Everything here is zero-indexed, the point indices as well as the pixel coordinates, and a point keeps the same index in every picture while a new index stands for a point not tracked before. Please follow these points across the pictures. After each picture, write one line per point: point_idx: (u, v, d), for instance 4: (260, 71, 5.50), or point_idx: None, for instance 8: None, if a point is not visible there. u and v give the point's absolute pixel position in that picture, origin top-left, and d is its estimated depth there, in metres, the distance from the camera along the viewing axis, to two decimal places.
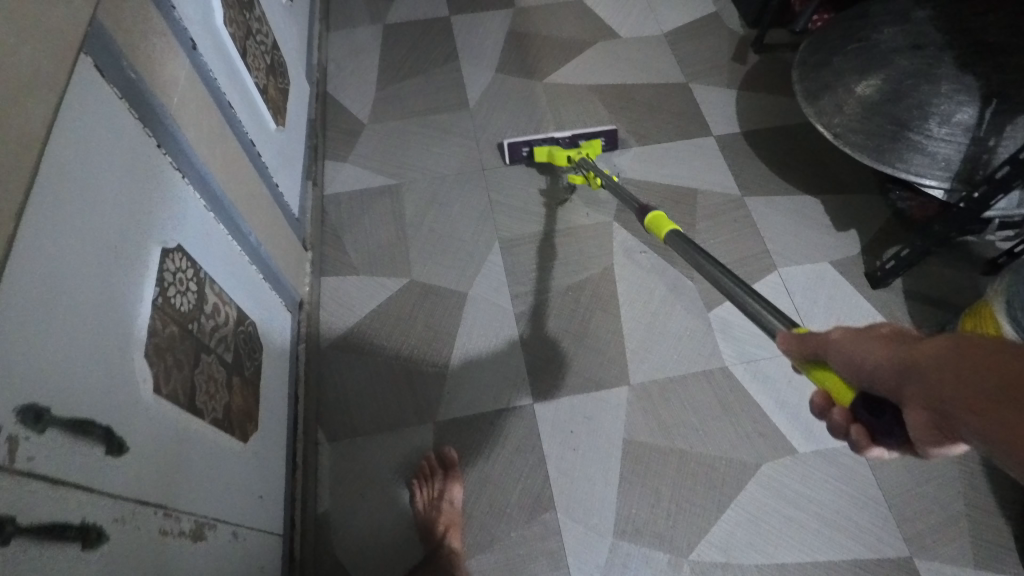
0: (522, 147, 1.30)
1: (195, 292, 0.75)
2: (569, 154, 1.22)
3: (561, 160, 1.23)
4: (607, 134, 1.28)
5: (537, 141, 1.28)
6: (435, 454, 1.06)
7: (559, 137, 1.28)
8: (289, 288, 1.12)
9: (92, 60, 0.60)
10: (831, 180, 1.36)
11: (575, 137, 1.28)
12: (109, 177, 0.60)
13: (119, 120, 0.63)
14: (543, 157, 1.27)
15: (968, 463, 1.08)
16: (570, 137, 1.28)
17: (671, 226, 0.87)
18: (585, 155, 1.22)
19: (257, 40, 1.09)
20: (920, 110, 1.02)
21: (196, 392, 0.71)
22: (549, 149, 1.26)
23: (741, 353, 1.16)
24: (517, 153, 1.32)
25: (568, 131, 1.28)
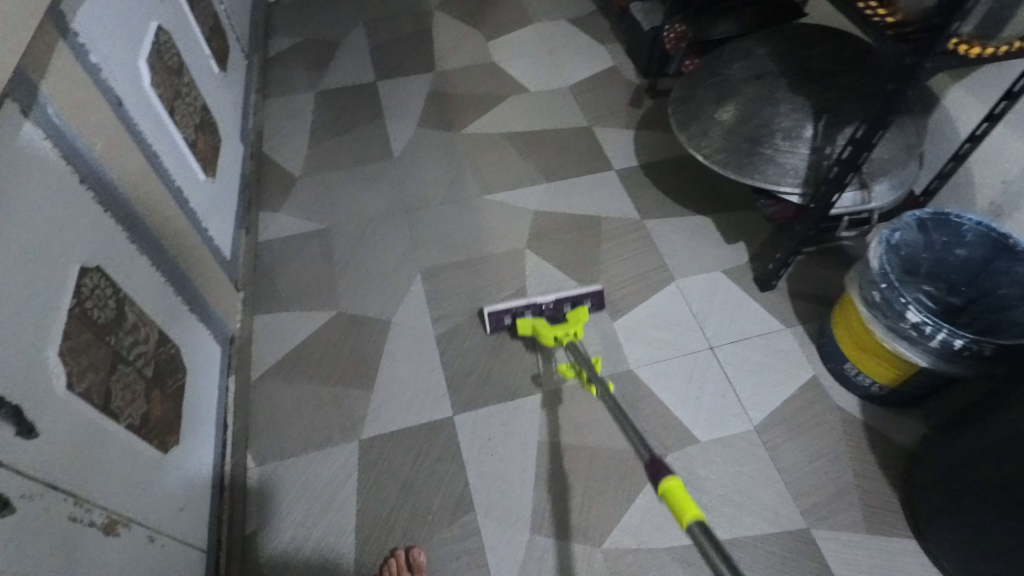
0: (504, 316, 1.21)
1: (114, 309, 0.83)
2: (557, 333, 1.13)
3: (547, 338, 1.14)
4: (594, 297, 1.20)
5: (520, 310, 1.20)
6: (406, 551, 1.01)
7: (543, 303, 1.20)
8: (221, 323, 1.20)
9: (17, 104, 0.70)
10: (719, 202, 1.52)
11: (559, 303, 1.20)
12: (32, 199, 0.69)
13: (43, 155, 0.73)
14: (526, 330, 1.16)
15: (854, 438, 1.18)
16: (554, 303, 1.21)
17: (694, 511, 0.67)
18: (573, 333, 1.14)
19: (185, 101, 1.22)
20: (767, 128, 1.20)
21: (111, 397, 0.78)
22: (533, 323, 1.16)
23: (644, 356, 1.27)
24: (500, 323, 1.22)
25: (553, 296, 1.20)
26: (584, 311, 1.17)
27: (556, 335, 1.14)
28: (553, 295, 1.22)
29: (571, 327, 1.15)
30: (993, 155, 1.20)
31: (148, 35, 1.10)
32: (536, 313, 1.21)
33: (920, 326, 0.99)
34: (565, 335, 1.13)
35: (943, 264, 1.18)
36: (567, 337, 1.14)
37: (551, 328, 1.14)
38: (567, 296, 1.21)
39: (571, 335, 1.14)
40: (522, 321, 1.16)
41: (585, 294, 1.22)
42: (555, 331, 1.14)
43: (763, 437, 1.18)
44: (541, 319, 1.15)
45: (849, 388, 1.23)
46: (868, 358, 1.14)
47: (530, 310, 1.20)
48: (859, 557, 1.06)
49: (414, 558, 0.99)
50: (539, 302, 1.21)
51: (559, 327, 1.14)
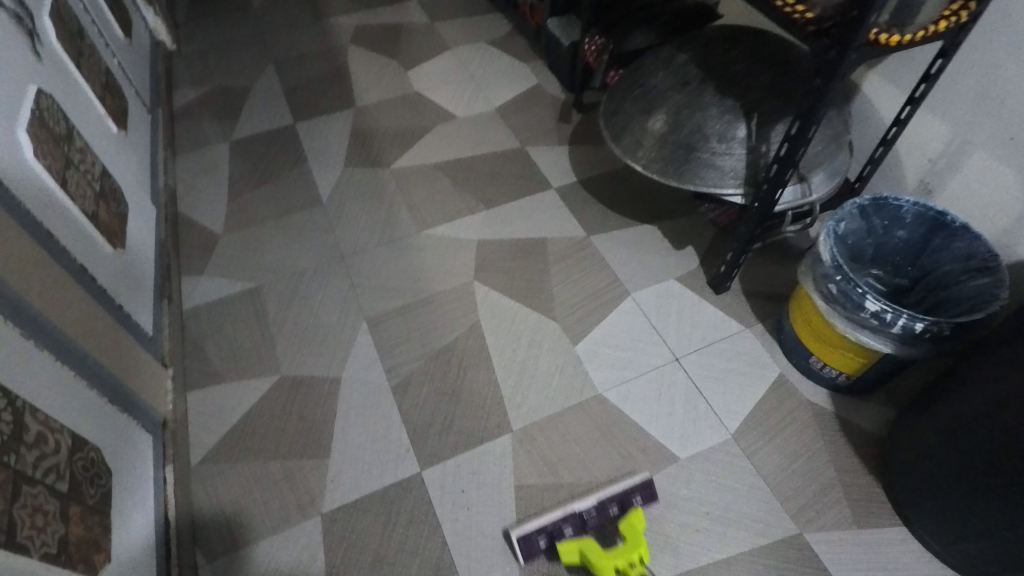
0: (538, 537, 1.00)
1: (11, 422, 0.71)
2: (619, 562, 0.95)
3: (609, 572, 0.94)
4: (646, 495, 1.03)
5: (559, 528, 1.00)
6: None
7: (584, 512, 1.02)
8: (147, 409, 1.08)
9: None
10: (660, 209, 1.51)
11: (604, 506, 1.03)
12: None
13: None
14: (573, 554, 0.98)
15: (828, 432, 1.17)
16: (597, 509, 1.03)
17: None
18: (637, 559, 0.97)
19: (80, 170, 1.10)
20: (700, 133, 1.19)
21: (16, 529, 0.66)
22: (581, 544, 0.98)
23: (610, 378, 1.22)
24: (533, 546, 1.00)
25: (595, 500, 1.02)
26: (639, 518, 1.01)
27: (616, 565, 0.96)
28: (592, 497, 1.04)
29: (635, 551, 0.97)
30: (916, 135, 1.23)
31: (25, 101, 0.98)
32: (578, 528, 1.02)
33: (880, 314, 0.99)
34: (629, 563, 0.96)
35: (885, 248, 1.19)
36: (632, 566, 0.96)
37: (611, 558, 0.95)
38: (612, 495, 1.04)
39: (638, 562, 0.97)
40: (567, 546, 0.97)
41: (632, 490, 1.05)
42: (616, 561, 0.96)
43: (741, 444, 1.15)
44: (591, 542, 0.98)
45: (815, 381, 1.22)
46: (831, 350, 1.14)
47: (570, 525, 1.01)
48: (854, 555, 1.03)
49: None
50: (579, 511, 1.02)
51: (620, 553, 0.96)
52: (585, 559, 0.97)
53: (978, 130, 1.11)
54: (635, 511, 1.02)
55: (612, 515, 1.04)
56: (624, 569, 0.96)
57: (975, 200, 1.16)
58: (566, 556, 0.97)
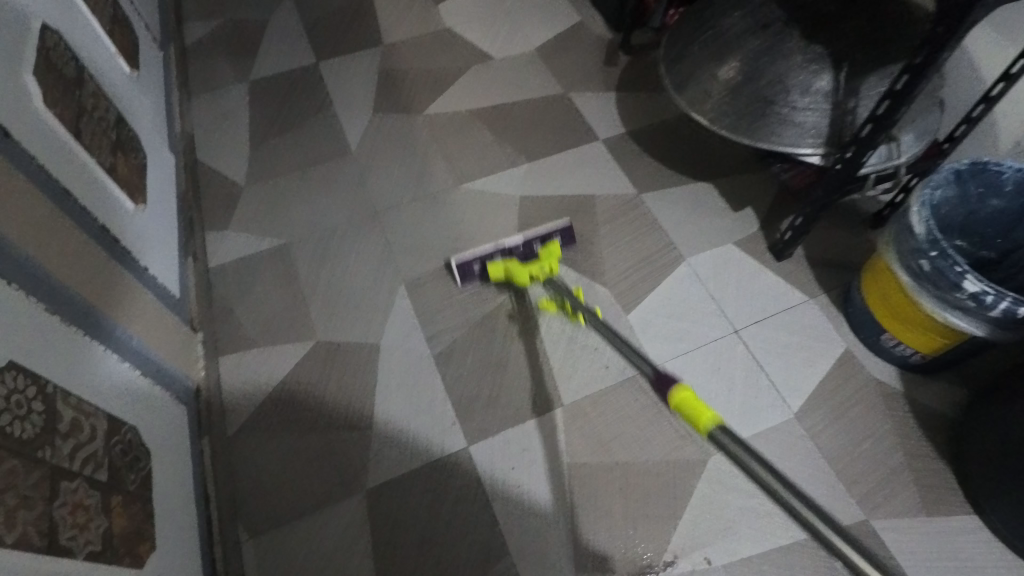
0: (473, 265, 1.16)
1: (43, 412, 0.64)
2: (532, 270, 1.12)
3: (523, 278, 1.12)
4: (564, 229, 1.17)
5: (490, 255, 1.15)
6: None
7: (512, 245, 1.16)
8: (179, 379, 1.02)
9: None
10: (716, 165, 1.39)
11: (529, 243, 1.17)
12: None
13: None
14: (500, 274, 1.14)
15: (897, 413, 1.10)
16: (524, 244, 1.17)
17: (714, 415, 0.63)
18: (547, 270, 1.13)
19: (94, 117, 1.00)
20: (781, 84, 1.06)
21: (58, 530, 0.61)
22: (505, 265, 1.14)
23: (665, 351, 1.15)
24: (469, 272, 1.18)
25: (521, 237, 1.16)
26: (556, 246, 1.16)
27: (531, 274, 1.12)
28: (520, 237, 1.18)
29: (546, 262, 1.14)
30: None
31: (31, 39, 0.87)
32: (506, 256, 1.17)
33: (979, 296, 0.90)
34: (540, 271, 1.13)
35: (974, 218, 1.08)
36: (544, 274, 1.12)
37: (525, 268, 1.12)
38: (535, 234, 1.18)
39: (547, 272, 1.13)
40: (493, 266, 1.14)
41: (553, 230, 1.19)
42: (529, 270, 1.12)
43: (804, 424, 1.09)
44: (514, 262, 1.13)
45: (883, 357, 1.15)
46: (908, 328, 1.06)
47: (500, 254, 1.16)
48: (923, 543, 0.99)
49: None
50: (508, 245, 1.16)
51: (534, 265, 1.13)
52: (509, 276, 1.14)
53: None
54: (551, 244, 1.16)
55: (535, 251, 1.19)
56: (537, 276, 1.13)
57: None
58: (494, 276, 1.15)
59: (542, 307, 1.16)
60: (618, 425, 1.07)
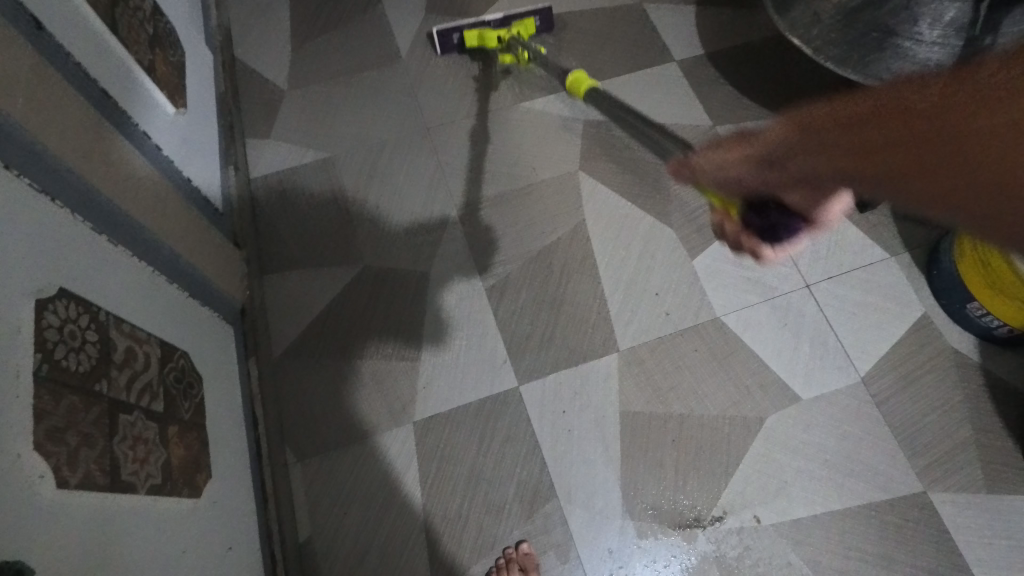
0: (452, 33, 1.25)
1: (97, 342, 0.61)
2: (499, 33, 1.20)
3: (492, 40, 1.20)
4: (541, 9, 1.25)
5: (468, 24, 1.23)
6: (515, 547, 0.92)
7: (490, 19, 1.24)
8: (226, 299, 0.98)
9: None
10: (802, 99, 1.26)
11: (507, 17, 1.24)
12: None
13: None
14: (474, 40, 1.22)
15: (971, 385, 1.04)
16: (502, 19, 1.25)
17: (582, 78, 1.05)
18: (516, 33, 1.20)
19: (131, 8, 0.90)
20: (907, 13, 0.91)
21: (120, 465, 0.59)
22: (479, 32, 1.22)
23: (729, 302, 1.09)
24: (449, 43, 1.27)
25: (499, 13, 1.23)
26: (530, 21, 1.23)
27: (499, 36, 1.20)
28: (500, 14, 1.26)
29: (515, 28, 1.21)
30: None
31: None
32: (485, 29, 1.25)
33: None
34: (507, 34, 1.20)
35: None
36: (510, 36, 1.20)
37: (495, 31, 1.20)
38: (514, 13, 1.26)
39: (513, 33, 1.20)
40: (468, 33, 1.22)
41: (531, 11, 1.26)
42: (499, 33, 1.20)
43: (871, 390, 1.03)
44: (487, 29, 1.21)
45: (964, 327, 1.07)
46: (1003, 301, 0.97)
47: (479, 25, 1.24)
48: (981, 521, 0.96)
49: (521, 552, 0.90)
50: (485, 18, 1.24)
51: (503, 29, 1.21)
52: (483, 43, 1.23)
53: None
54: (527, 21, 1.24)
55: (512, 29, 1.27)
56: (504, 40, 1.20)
57: None
58: (469, 44, 1.23)
59: (500, 60, 1.21)
60: (674, 377, 1.03)
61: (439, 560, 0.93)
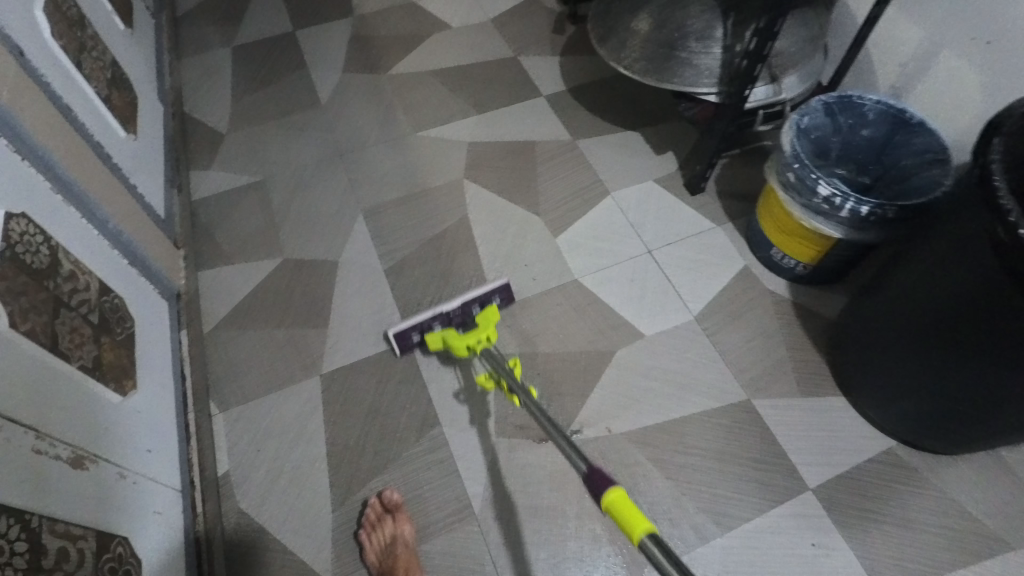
0: (410, 333, 1.12)
1: (49, 255, 0.82)
2: (468, 341, 1.00)
3: (459, 349, 1.01)
4: (501, 291, 1.13)
5: (427, 324, 1.11)
6: (381, 498, 1.05)
7: (448, 310, 1.11)
8: (165, 279, 1.20)
9: None
10: (643, 115, 1.57)
11: (466, 305, 1.12)
12: None
13: None
14: (438, 343, 1.06)
15: (785, 315, 1.27)
16: (461, 308, 1.12)
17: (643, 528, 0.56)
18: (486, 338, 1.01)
19: (93, 55, 1.18)
20: (680, 32, 1.25)
21: (59, 339, 0.79)
22: (442, 334, 1.05)
23: (586, 266, 1.33)
24: (408, 341, 1.14)
25: (458, 301, 1.11)
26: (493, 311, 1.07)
27: (467, 344, 1.01)
28: (458, 299, 1.13)
29: (483, 332, 1.01)
30: (890, 39, 1.28)
31: None
32: (444, 324, 1.12)
33: (830, 199, 1.07)
34: (476, 341, 1.01)
35: (851, 146, 1.25)
36: (480, 343, 1.00)
37: (462, 338, 1.01)
38: (474, 297, 1.14)
39: (484, 340, 1.00)
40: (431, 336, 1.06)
41: (490, 291, 1.15)
42: (465, 340, 1.01)
43: (703, 324, 1.26)
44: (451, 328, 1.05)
45: (778, 273, 1.32)
46: (792, 240, 1.22)
47: (438, 321, 1.12)
48: (795, 417, 1.16)
49: (389, 498, 1.04)
50: (445, 310, 1.11)
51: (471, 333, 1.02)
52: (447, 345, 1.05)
53: (949, 31, 1.15)
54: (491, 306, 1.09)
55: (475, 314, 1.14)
56: (474, 347, 1.01)
57: (939, 100, 1.21)
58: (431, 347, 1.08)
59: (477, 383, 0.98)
60: (542, 325, 1.25)
61: (339, 479, 1.09)
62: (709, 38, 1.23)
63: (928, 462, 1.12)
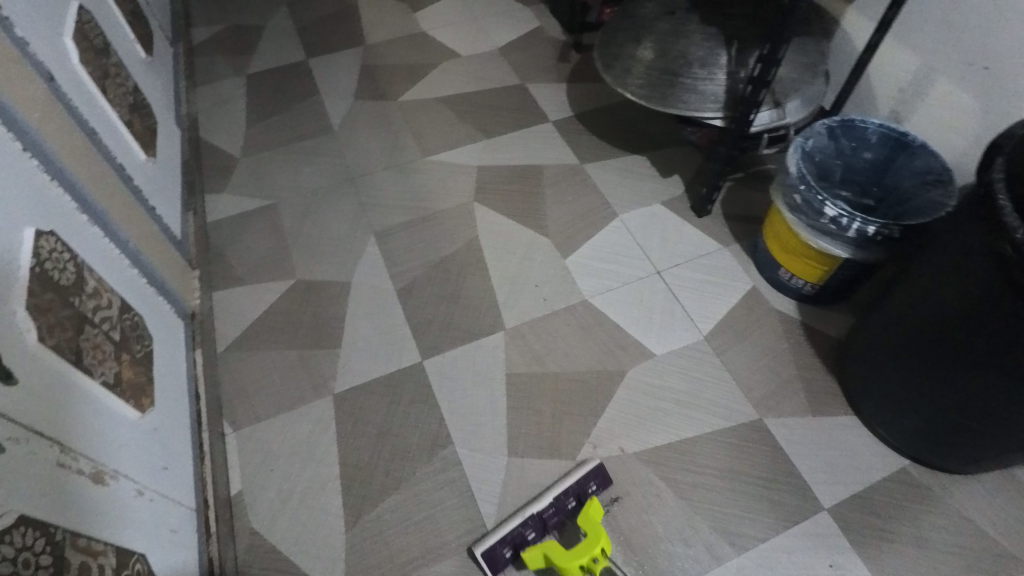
0: (503, 549, 0.99)
1: (74, 273, 0.84)
2: (582, 559, 0.95)
3: (572, 571, 0.94)
4: (597, 479, 1.05)
5: (520, 531, 1.00)
6: None
7: (542, 512, 1.02)
8: (179, 298, 1.21)
9: None
10: (647, 140, 1.61)
11: (560, 501, 1.03)
12: None
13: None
14: (540, 559, 0.97)
15: (792, 334, 1.28)
16: (554, 505, 1.03)
17: None
18: (598, 554, 0.96)
19: (116, 82, 1.21)
20: (684, 59, 1.28)
21: (82, 354, 0.80)
22: (543, 548, 0.97)
23: (595, 287, 1.34)
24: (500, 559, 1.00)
25: (552, 500, 1.02)
26: (596, 509, 1.01)
27: (581, 563, 0.95)
28: (548, 495, 1.04)
29: (596, 544, 0.96)
30: (887, 67, 1.32)
31: (70, 14, 1.09)
32: (539, 530, 1.02)
33: (837, 219, 1.09)
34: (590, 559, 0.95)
35: (853, 169, 1.28)
36: (596, 562, 0.95)
37: (572, 557, 0.95)
38: (567, 490, 1.05)
39: (600, 558, 0.96)
40: (531, 552, 0.97)
41: (584, 480, 1.06)
42: (577, 558, 0.95)
43: (712, 344, 1.27)
44: (552, 542, 0.97)
45: (784, 292, 1.33)
46: (798, 260, 1.24)
47: (530, 527, 1.01)
48: (806, 436, 1.16)
49: None
50: (537, 512, 1.02)
51: (581, 550, 0.96)
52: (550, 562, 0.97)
53: (944, 59, 1.19)
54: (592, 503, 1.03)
55: (571, 510, 1.05)
56: (588, 566, 0.95)
57: (937, 124, 1.24)
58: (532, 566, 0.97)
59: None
60: (551, 346, 1.26)
61: (351, 499, 1.08)
62: (713, 65, 1.27)
63: (939, 480, 1.12)
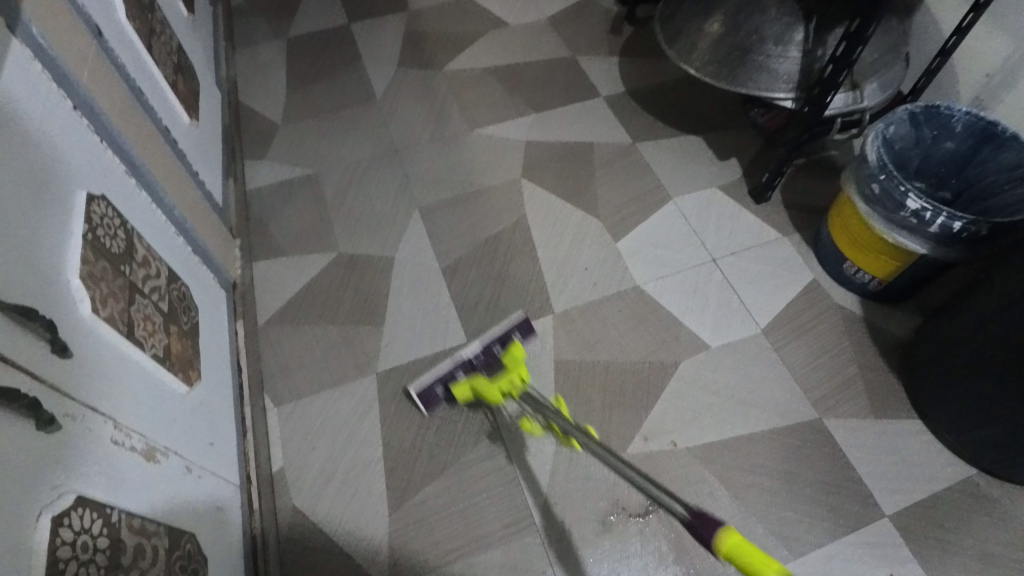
0: (435, 389, 1.07)
1: (125, 241, 0.80)
2: (501, 385, 0.99)
3: (494, 396, 0.99)
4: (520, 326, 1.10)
5: (449, 373, 1.06)
6: None
7: (470, 356, 1.07)
8: (221, 267, 1.17)
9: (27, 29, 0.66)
10: (704, 120, 1.53)
11: (486, 348, 1.08)
12: (44, 123, 0.67)
13: (49, 83, 0.70)
14: (466, 392, 1.02)
15: (855, 332, 1.22)
16: (483, 351, 1.08)
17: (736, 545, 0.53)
18: (517, 379, 0.99)
19: (161, 40, 1.16)
20: (757, 35, 1.19)
21: (134, 326, 0.77)
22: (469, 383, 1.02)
23: (647, 273, 1.29)
24: (434, 397, 1.08)
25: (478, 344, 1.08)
26: (518, 348, 1.04)
27: (501, 389, 0.99)
28: (477, 344, 1.09)
29: (514, 372, 1.00)
30: (975, 51, 1.23)
31: None
32: (469, 371, 1.08)
33: (919, 213, 1.02)
34: (510, 385, 0.99)
35: (932, 159, 1.20)
36: (514, 386, 0.98)
37: (492, 385, 0.99)
38: (493, 336, 1.10)
39: (518, 383, 0.98)
40: (457, 387, 1.03)
41: (510, 329, 1.11)
42: (497, 385, 0.99)
43: (770, 338, 1.21)
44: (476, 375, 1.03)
45: (847, 287, 1.27)
46: (867, 254, 1.17)
47: (460, 370, 1.07)
48: (868, 440, 1.11)
49: None
50: (466, 357, 1.07)
51: (500, 377, 1.00)
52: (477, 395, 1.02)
53: None
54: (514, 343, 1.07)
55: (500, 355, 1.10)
56: (508, 391, 0.99)
57: None
58: (460, 399, 1.03)
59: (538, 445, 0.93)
60: (601, 332, 1.21)
61: (394, 482, 1.06)
62: (789, 41, 1.18)
63: (1010, 494, 1.06)
